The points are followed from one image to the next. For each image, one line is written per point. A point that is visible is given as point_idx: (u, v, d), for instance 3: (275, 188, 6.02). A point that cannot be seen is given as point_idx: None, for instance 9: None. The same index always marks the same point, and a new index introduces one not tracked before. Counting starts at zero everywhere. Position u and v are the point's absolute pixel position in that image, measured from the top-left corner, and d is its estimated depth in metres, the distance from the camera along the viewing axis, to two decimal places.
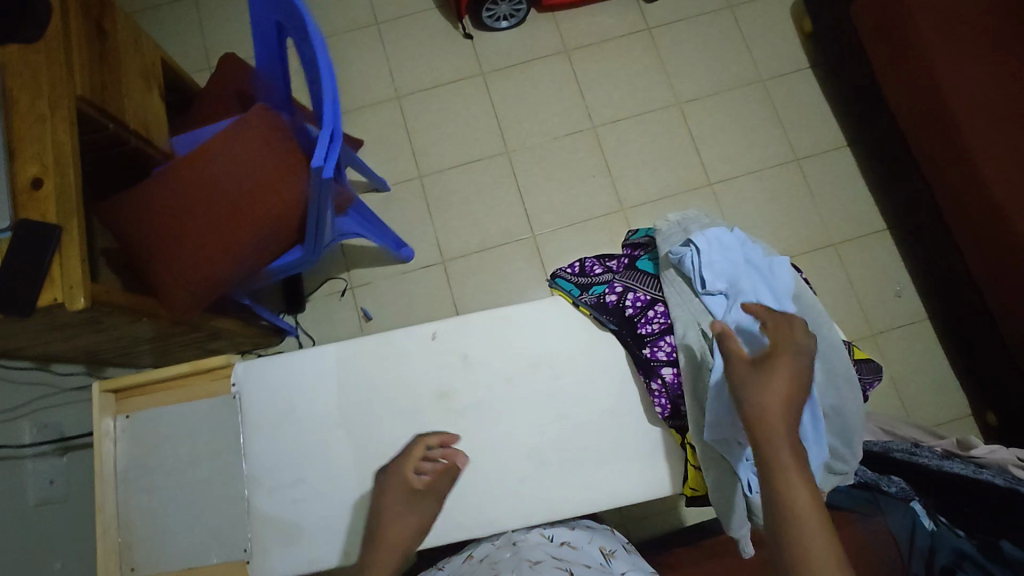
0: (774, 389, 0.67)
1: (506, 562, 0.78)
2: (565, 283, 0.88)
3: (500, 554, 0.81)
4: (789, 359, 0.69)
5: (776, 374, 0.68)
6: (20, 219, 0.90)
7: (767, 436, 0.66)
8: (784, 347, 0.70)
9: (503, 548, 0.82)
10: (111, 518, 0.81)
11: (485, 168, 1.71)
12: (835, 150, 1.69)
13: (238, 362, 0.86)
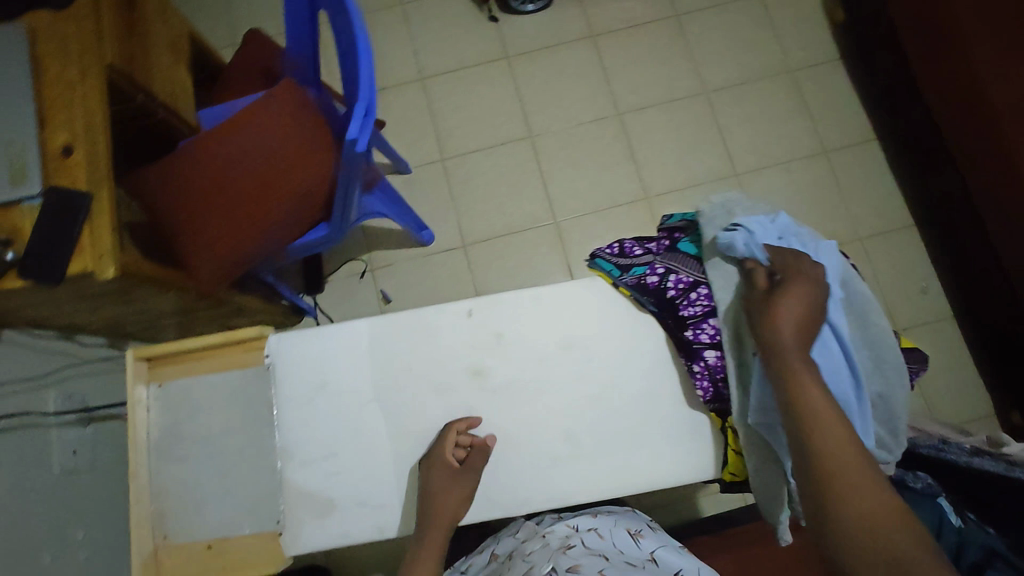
0: (784, 317, 0.71)
1: (539, 551, 0.86)
2: (605, 264, 0.86)
3: (531, 544, 0.90)
4: (797, 287, 0.72)
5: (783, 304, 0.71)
6: (50, 186, 0.89)
7: (779, 361, 0.69)
8: (791, 273, 0.74)
9: (533, 540, 0.90)
10: (144, 486, 0.81)
11: (509, 153, 1.69)
12: (865, 143, 1.65)
13: (272, 335, 0.85)
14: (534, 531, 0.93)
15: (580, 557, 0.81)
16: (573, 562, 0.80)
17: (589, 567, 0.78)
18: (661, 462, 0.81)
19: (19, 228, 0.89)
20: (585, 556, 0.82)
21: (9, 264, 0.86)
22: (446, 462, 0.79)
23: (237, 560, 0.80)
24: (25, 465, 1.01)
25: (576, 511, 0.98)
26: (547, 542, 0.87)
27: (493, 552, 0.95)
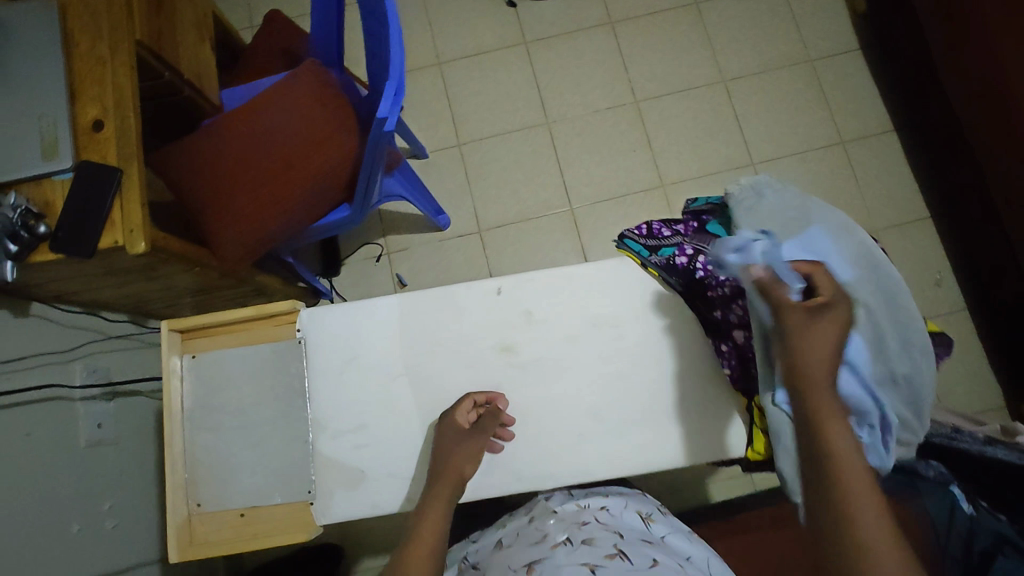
0: (816, 350, 0.65)
1: (552, 526, 0.88)
2: (634, 244, 0.87)
3: (543, 518, 0.91)
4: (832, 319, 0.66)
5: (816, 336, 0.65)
6: (81, 160, 0.90)
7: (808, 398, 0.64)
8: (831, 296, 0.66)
9: (544, 516, 0.91)
10: (178, 455, 0.83)
11: (525, 139, 1.69)
12: (883, 133, 1.64)
13: (304, 310, 0.88)
14: (546, 508, 0.94)
15: (595, 532, 0.84)
16: (588, 534, 0.83)
17: (603, 541, 0.82)
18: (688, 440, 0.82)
19: (50, 201, 0.90)
20: (599, 531, 0.85)
21: (42, 236, 0.87)
22: (457, 424, 0.81)
23: (268, 530, 0.82)
24: (53, 436, 1.03)
25: (586, 493, 0.98)
26: (561, 516, 0.90)
27: (503, 525, 0.96)
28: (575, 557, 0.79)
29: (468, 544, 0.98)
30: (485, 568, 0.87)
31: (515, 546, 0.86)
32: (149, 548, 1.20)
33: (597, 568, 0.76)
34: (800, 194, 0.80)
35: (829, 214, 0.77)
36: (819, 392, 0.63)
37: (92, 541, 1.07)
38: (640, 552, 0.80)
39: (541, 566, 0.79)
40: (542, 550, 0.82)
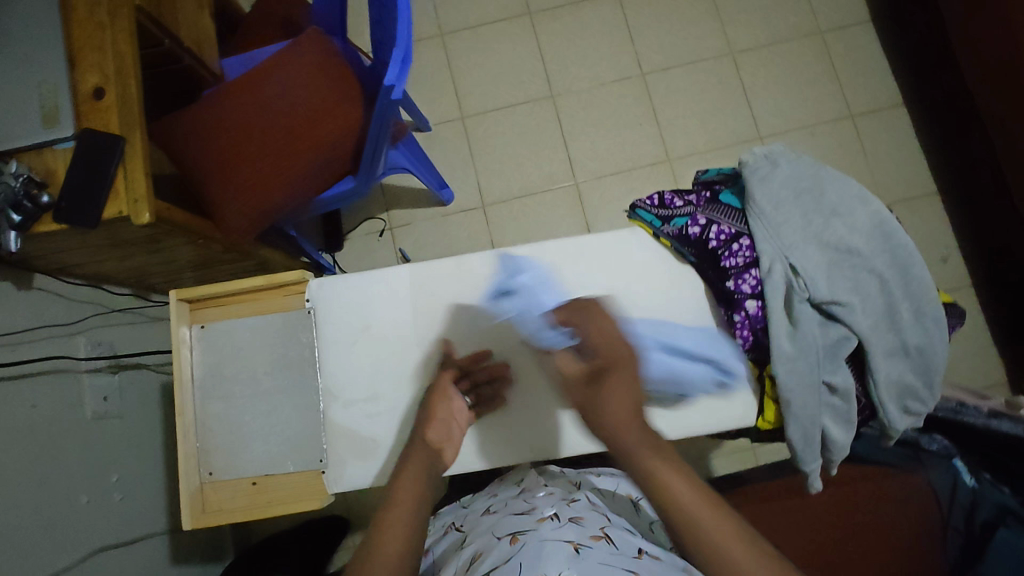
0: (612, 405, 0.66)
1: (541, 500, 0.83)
2: (645, 214, 0.85)
3: (533, 493, 0.87)
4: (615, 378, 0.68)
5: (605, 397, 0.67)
6: (82, 129, 0.89)
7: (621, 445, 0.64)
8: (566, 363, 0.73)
9: (533, 490, 0.87)
10: (190, 423, 0.84)
11: (530, 112, 1.66)
12: (893, 107, 1.62)
13: (313, 280, 0.88)
14: (538, 481, 0.91)
15: (583, 513, 0.77)
16: (577, 514, 0.76)
17: (591, 522, 0.74)
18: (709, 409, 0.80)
19: (52, 171, 0.88)
20: (589, 513, 0.77)
21: (45, 207, 0.85)
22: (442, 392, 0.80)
23: (281, 496, 0.83)
24: (58, 408, 1.03)
25: (579, 473, 0.99)
26: (552, 493, 0.84)
27: (494, 493, 0.93)
28: (560, 531, 0.69)
29: (458, 510, 0.95)
30: (469, 538, 0.80)
31: (502, 517, 0.81)
32: (157, 519, 1.21)
33: (581, 547, 0.66)
34: (814, 163, 0.78)
35: (842, 184, 0.76)
36: (629, 434, 0.63)
37: (101, 511, 1.07)
38: (628, 541, 0.71)
39: (525, 536, 0.70)
40: (529, 522, 0.74)
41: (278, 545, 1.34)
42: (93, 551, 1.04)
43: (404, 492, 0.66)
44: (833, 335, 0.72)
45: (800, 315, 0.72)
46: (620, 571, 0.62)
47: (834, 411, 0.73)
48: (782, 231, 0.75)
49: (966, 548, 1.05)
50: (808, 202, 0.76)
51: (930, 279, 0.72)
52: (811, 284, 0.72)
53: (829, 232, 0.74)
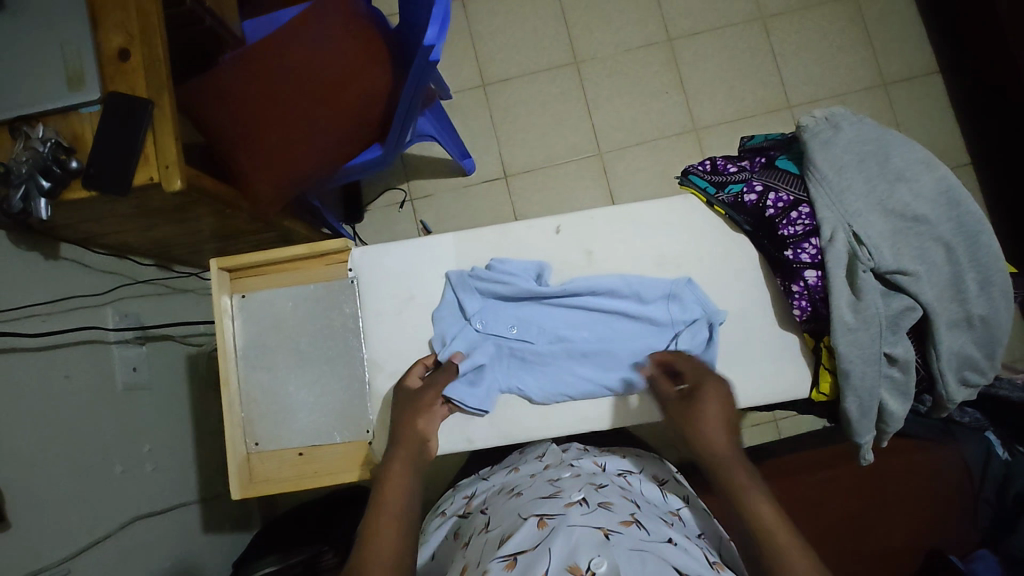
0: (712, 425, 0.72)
1: (568, 480, 0.77)
2: (698, 180, 0.86)
3: (558, 471, 0.82)
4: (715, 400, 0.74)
5: (706, 415, 0.73)
6: (109, 92, 0.86)
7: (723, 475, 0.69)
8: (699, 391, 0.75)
9: (561, 468, 0.81)
10: (234, 393, 0.85)
11: (553, 79, 1.62)
12: (927, 75, 1.57)
13: (356, 249, 0.89)
14: (561, 459, 0.86)
15: (613, 497, 0.72)
16: (606, 499, 0.70)
17: (620, 507, 0.69)
18: (761, 378, 0.81)
19: (80, 137, 0.86)
20: (618, 497, 0.72)
21: (74, 172, 0.83)
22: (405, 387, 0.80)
23: (327, 467, 0.84)
24: (89, 379, 1.02)
25: (604, 449, 0.92)
26: (578, 473, 0.79)
27: (515, 468, 0.88)
28: (590, 517, 0.64)
29: (477, 483, 0.91)
30: (488, 518, 0.75)
31: (525, 496, 0.75)
32: (188, 489, 1.21)
33: (611, 534, 0.61)
34: (879, 126, 0.76)
35: (909, 148, 0.73)
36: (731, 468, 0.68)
37: (135, 481, 1.07)
38: (659, 528, 0.67)
39: (553, 520, 0.65)
40: (556, 505, 0.69)
41: (306, 514, 1.35)
42: (128, 520, 1.04)
43: (392, 488, 0.69)
44: (897, 305, 0.71)
45: (864, 284, 0.71)
46: (653, 563, 0.58)
47: (893, 383, 0.74)
48: (845, 198, 0.74)
49: (995, 520, 1.05)
50: (873, 167, 0.74)
51: (998, 248, 0.70)
52: (876, 253, 0.71)
53: (894, 199, 0.72)
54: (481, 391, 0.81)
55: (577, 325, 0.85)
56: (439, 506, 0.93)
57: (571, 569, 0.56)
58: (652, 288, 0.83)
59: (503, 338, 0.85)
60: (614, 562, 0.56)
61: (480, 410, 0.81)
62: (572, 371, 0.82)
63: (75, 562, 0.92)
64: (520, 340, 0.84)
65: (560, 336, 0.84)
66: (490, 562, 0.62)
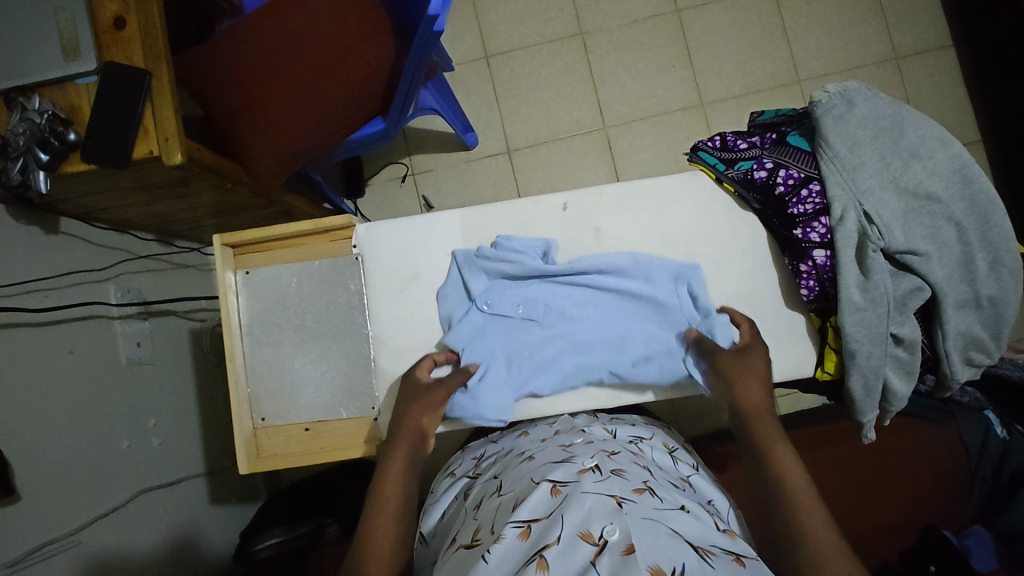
0: (750, 378, 0.74)
1: (581, 448, 0.76)
2: (708, 156, 0.84)
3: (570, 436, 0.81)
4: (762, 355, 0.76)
5: (751, 365, 0.75)
6: (106, 62, 0.84)
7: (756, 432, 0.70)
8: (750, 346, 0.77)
9: (573, 434, 0.80)
10: (240, 369, 0.85)
11: (557, 51, 1.58)
12: (941, 49, 1.53)
13: (359, 226, 0.88)
14: (572, 425, 0.85)
15: (626, 465, 0.72)
16: (619, 466, 0.71)
17: (634, 475, 0.70)
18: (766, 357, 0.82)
19: (77, 108, 0.85)
20: (632, 464, 0.73)
21: (72, 144, 0.82)
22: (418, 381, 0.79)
23: (333, 442, 0.84)
24: (93, 353, 1.02)
25: (612, 418, 0.92)
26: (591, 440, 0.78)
27: (523, 433, 0.87)
28: (603, 485, 0.65)
29: (487, 445, 0.91)
30: (500, 482, 0.75)
31: (537, 460, 0.75)
32: (194, 462, 1.23)
33: (624, 502, 0.62)
34: (893, 102, 0.74)
35: (923, 124, 0.72)
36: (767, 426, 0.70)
37: (140, 454, 1.08)
38: (671, 496, 0.68)
39: (566, 487, 0.65)
40: (569, 471, 0.69)
41: (311, 486, 1.37)
42: (135, 493, 1.05)
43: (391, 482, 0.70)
44: (906, 285, 0.71)
45: (873, 264, 0.71)
46: (665, 530, 0.59)
47: (897, 363, 0.74)
48: (856, 176, 0.73)
49: (993, 494, 1.07)
50: (887, 143, 0.73)
51: (1010, 226, 0.70)
52: (888, 233, 0.70)
53: (906, 176, 0.71)
54: (493, 393, 0.80)
55: (582, 303, 0.84)
56: (448, 467, 0.93)
57: (583, 536, 0.58)
58: (663, 272, 0.83)
59: (508, 318, 0.83)
60: (626, 529, 0.58)
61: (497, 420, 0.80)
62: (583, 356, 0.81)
63: (86, 532, 0.93)
64: (526, 320, 0.83)
65: (565, 314, 0.83)
66: (504, 527, 0.63)
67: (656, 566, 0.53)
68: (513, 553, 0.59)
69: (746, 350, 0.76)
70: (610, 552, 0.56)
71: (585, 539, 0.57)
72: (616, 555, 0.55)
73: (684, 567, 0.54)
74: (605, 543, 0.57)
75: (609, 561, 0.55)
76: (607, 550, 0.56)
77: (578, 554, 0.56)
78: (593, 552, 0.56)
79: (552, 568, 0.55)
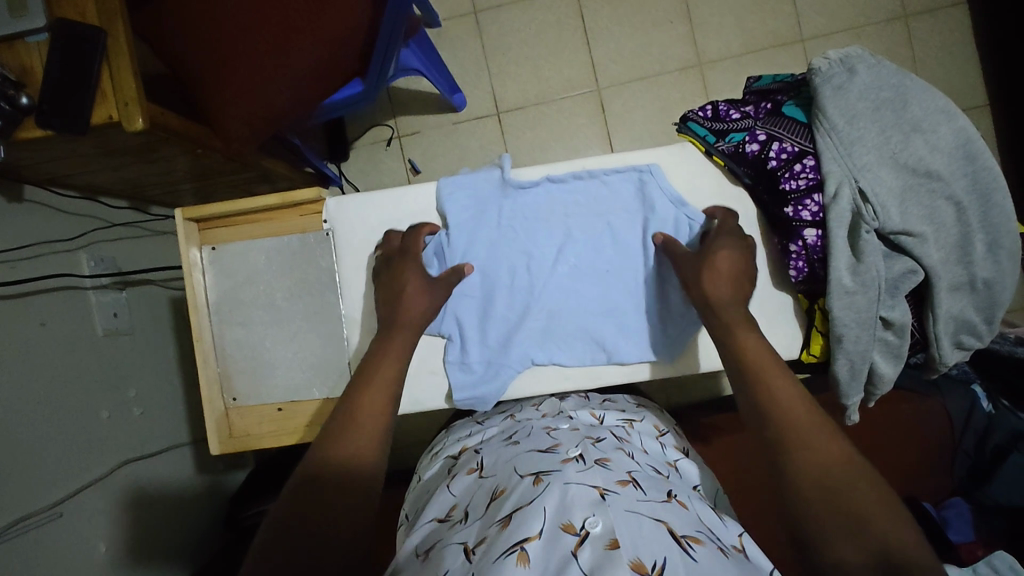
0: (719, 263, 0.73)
1: (566, 434, 0.77)
2: (697, 128, 0.81)
3: (556, 422, 0.83)
4: (730, 248, 0.74)
5: (715, 261, 0.73)
6: (56, 19, 0.79)
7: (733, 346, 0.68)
8: (721, 238, 0.75)
9: (558, 417, 0.83)
10: (209, 349, 0.84)
11: (549, 5, 1.50)
12: (952, 5, 1.45)
13: (329, 199, 0.85)
14: (560, 409, 0.87)
15: (609, 452, 0.72)
16: (602, 455, 0.70)
17: (618, 464, 0.69)
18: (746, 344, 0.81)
19: (29, 69, 0.80)
20: (616, 452, 0.72)
21: (26, 109, 0.77)
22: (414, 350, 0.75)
23: (306, 420, 0.84)
24: (67, 325, 1.00)
25: (604, 400, 0.93)
26: (577, 426, 0.79)
27: (510, 416, 0.89)
28: (586, 475, 0.64)
29: (471, 427, 0.92)
30: (486, 464, 0.76)
31: (522, 447, 0.75)
32: (178, 432, 1.22)
33: (607, 494, 0.61)
34: (898, 70, 0.70)
35: (928, 95, 0.68)
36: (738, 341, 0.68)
37: (122, 426, 1.08)
38: (656, 483, 0.67)
39: (549, 477, 0.65)
40: (552, 461, 0.69)
41: (297, 453, 1.37)
42: (117, 465, 1.05)
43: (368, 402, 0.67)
44: (898, 268, 0.69)
45: (865, 246, 0.68)
46: (648, 521, 0.58)
47: (886, 346, 0.73)
48: (854, 152, 0.69)
49: (973, 469, 1.08)
50: (888, 115, 0.69)
51: (1011, 207, 0.67)
52: (883, 213, 0.67)
53: (907, 152, 0.68)
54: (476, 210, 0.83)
55: (559, 245, 0.84)
56: (434, 448, 0.96)
57: (566, 528, 0.57)
58: (618, 313, 0.82)
59: (496, 221, 0.84)
60: (609, 522, 0.57)
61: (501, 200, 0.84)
62: (563, 314, 0.83)
63: (67, 504, 0.94)
64: (509, 231, 0.84)
65: (552, 220, 0.84)
66: (488, 524, 0.62)
67: (638, 562, 0.52)
68: (493, 545, 0.58)
69: (711, 244, 0.75)
70: (592, 545, 0.54)
71: (566, 531, 0.56)
72: (597, 548, 0.54)
73: (666, 560, 0.53)
74: (587, 535, 0.56)
75: (591, 553, 0.54)
76: (588, 543, 0.55)
77: (559, 546, 0.55)
78: (575, 544, 0.55)
79: (533, 562, 0.54)
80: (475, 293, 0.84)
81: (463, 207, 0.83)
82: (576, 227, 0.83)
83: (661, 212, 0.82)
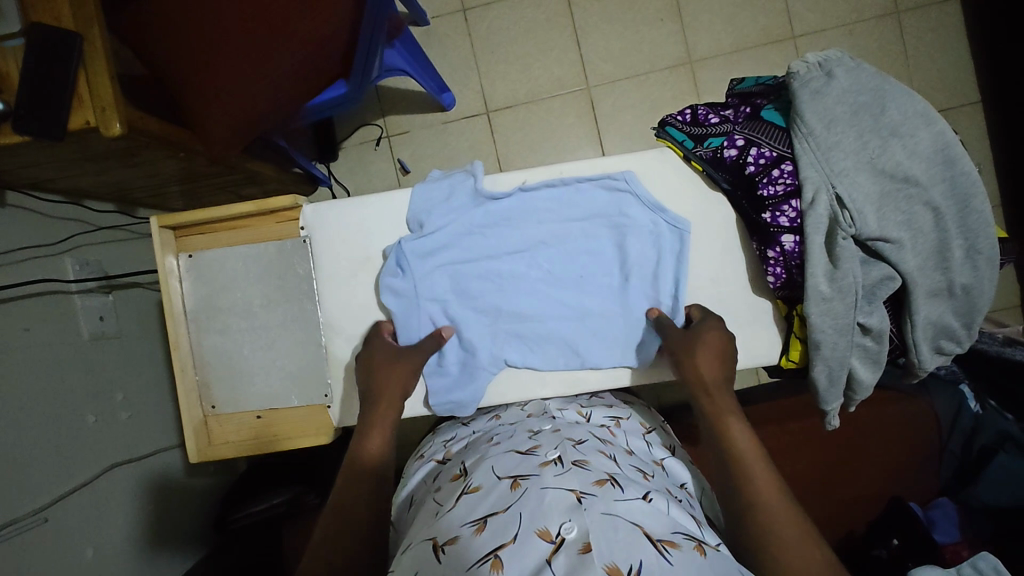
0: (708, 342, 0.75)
1: (547, 436, 0.77)
2: (676, 132, 0.80)
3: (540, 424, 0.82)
4: (719, 330, 0.75)
5: (705, 339, 0.74)
6: (31, 23, 0.78)
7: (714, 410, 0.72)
8: (708, 322, 0.77)
9: (539, 418, 0.83)
10: (187, 357, 0.84)
11: (538, 4, 1.48)
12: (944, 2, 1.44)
13: (306, 206, 0.84)
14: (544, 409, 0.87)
15: (590, 454, 0.72)
16: (582, 456, 0.70)
17: (597, 466, 0.68)
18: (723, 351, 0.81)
19: (4, 74, 0.79)
20: (597, 454, 0.72)
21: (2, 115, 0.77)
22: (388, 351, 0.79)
23: (284, 426, 0.84)
24: (52, 330, 0.99)
25: (591, 398, 0.93)
26: (559, 427, 0.79)
27: (496, 417, 0.89)
28: (563, 478, 0.64)
29: (456, 431, 0.92)
30: (468, 466, 0.75)
31: (503, 448, 0.75)
32: (166, 435, 1.23)
33: (584, 497, 0.61)
34: (876, 74, 0.69)
35: (906, 99, 0.68)
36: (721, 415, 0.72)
37: (109, 430, 1.08)
38: (634, 485, 0.67)
39: (527, 482, 0.64)
40: (531, 464, 0.68)
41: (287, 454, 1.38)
42: (103, 469, 1.05)
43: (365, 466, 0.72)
44: (875, 274, 0.69)
45: (842, 252, 0.68)
46: (625, 524, 0.57)
47: (864, 352, 0.73)
48: (832, 157, 0.68)
49: (960, 469, 1.08)
50: (866, 119, 0.68)
51: (988, 211, 0.67)
52: (860, 218, 0.67)
53: (884, 157, 0.67)
54: (449, 212, 0.83)
55: (537, 249, 0.83)
56: (421, 451, 0.96)
57: (541, 534, 0.57)
58: (596, 318, 0.82)
59: (472, 224, 0.83)
60: (584, 526, 0.56)
61: (473, 202, 0.83)
62: (539, 320, 0.83)
63: (52, 510, 0.94)
64: (486, 234, 0.83)
65: (529, 222, 0.83)
66: (461, 526, 0.62)
67: (613, 566, 0.52)
68: (466, 551, 0.58)
69: (700, 326, 0.76)
70: (566, 550, 0.54)
71: (542, 537, 0.56)
72: (572, 554, 0.54)
73: (642, 564, 0.53)
74: (562, 541, 0.55)
75: (565, 559, 0.54)
76: (564, 549, 0.54)
77: (532, 552, 0.55)
78: (550, 551, 0.55)
79: (506, 569, 0.54)
80: (448, 298, 0.83)
81: (437, 211, 0.83)
82: (555, 231, 0.83)
83: (637, 218, 0.82)
